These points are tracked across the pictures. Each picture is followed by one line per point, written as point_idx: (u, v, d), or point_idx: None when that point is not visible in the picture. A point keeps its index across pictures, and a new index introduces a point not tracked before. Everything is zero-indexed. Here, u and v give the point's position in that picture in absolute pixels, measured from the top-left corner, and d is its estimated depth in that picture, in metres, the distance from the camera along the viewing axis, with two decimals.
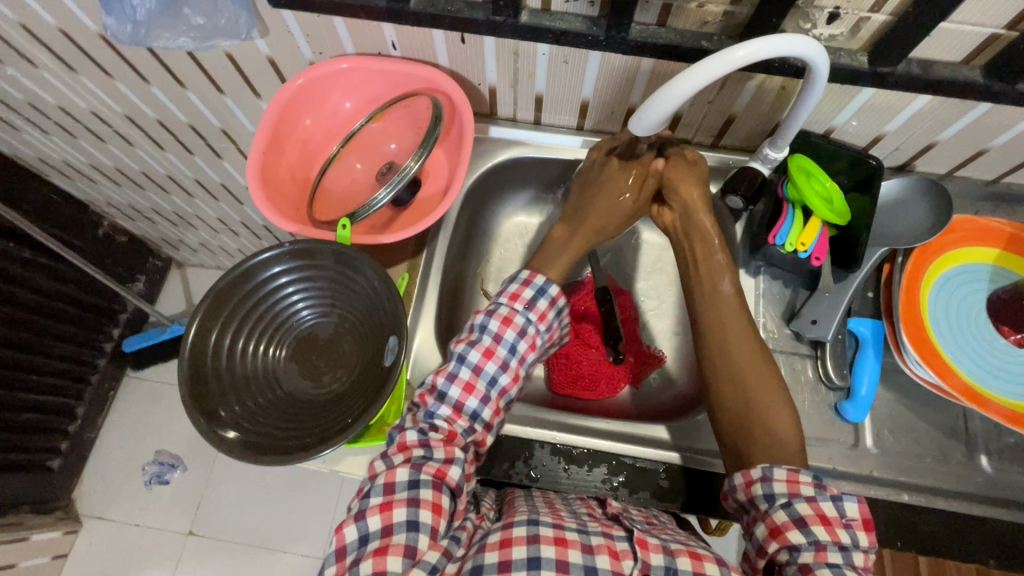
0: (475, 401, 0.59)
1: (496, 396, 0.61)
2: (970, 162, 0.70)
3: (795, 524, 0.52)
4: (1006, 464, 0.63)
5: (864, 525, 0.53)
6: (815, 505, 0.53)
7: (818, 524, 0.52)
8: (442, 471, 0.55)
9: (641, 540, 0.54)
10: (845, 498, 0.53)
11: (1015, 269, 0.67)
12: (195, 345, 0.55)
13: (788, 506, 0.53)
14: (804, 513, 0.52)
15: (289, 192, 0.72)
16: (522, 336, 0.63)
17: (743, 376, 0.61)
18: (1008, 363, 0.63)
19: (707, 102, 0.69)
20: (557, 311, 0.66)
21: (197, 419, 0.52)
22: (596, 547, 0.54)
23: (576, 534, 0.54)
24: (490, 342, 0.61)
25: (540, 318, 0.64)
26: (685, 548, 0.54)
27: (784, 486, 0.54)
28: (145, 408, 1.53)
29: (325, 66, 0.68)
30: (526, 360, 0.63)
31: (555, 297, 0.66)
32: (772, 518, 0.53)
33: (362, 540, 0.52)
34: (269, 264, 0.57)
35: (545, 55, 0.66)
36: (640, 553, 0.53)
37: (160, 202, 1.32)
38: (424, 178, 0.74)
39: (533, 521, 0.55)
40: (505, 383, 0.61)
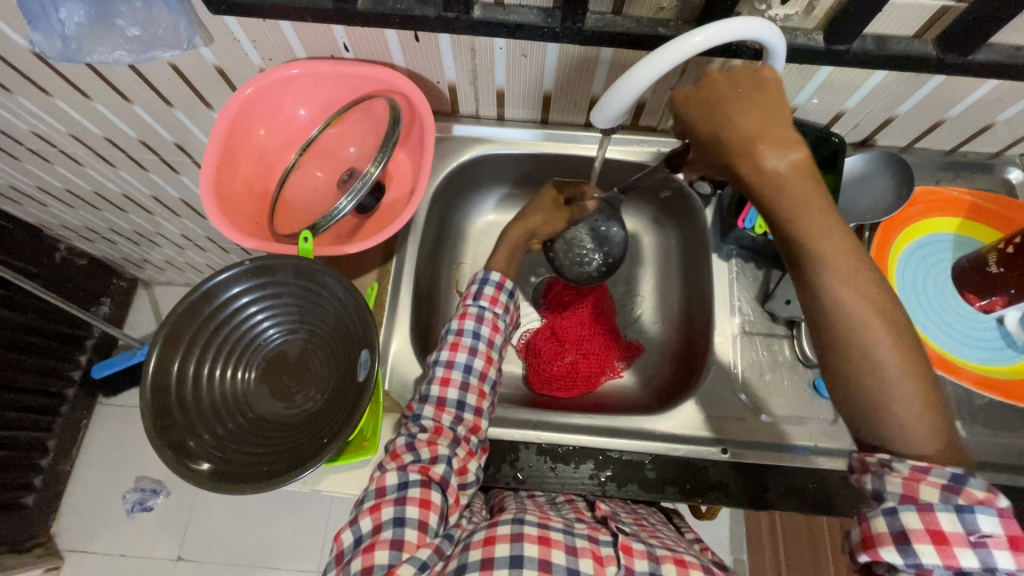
0: (454, 391, 0.61)
1: (476, 381, 0.62)
2: (928, 133, 0.72)
3: (896, 539, 0.43)
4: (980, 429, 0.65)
5: (1010, 545, 0.41)
6: (929, 519, 0.42)
7: (927, 543, 0.42)
8: (426, 467, 0.56)
9: (626, 546, 0.54)
10: (979, 511, 0.41)
11: (977, 236, 0.68)
12: (157, 375, 0.52)
13: (892, 513, 0.44)
14: (910, 526, 0.43)
15: (247, 206, 0.69)
16: (481, 323, 0.66)
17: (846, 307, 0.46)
18: (971, 329, 0.65)
19: (669, 88, 0.68)
20: (507, 293, 0.69)
21: (165, 453, 0.49)
22: (581, 549, 0.53)
23: (560, 534, 0.54)
24: (454, 338, 0.64)
25: (492, 303, 0.67)
26: (670, 555, 0.54)
27: (897, 485, 0.44)
28: (120, 435, 1.48)
29: (275, 73, 0.65)
30: (494, 342, 0.65)
31: (501, 281, 0.69)
32: (869, 524, 0.45)
33: (356, 542, 0.53)
34: (228, 284, 0.55)
35: (502, 49, 0.64)
36: (624, 559, 0.53)
37: (118, 222, 1.27)
38: (388, 183, 0.72)
39: (517, 520, 0.54)
40: (480, 368, 0.63)
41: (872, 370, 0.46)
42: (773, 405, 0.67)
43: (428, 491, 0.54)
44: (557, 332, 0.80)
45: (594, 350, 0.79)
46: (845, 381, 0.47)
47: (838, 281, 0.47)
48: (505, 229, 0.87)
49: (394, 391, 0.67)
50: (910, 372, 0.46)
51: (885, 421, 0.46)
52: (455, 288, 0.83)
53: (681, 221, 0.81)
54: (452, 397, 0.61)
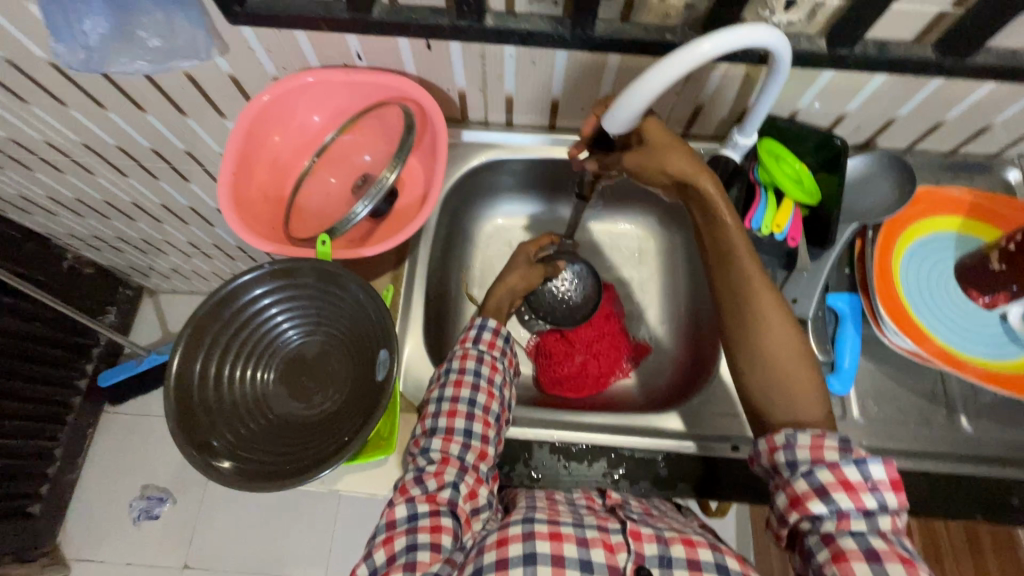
0: (460, 421, 0.59)
1: (481, 413, 0.60)
2: (928, 135, 0.73)
3: (817, 493, 0.49)
4: (986, 423, 0.66)
5: (892, 487, 0.49)
6: (838, 472, 0.49)
7: (840, 491, 0.49)
8: (433, 497, 0.56)
9: (635, 532, 0.55)
10: (870, 461, 0.49)
11: (979, 234, 0.69)
12: (180, 375, 0.53)
13: (809, 475, 0.50)
14: (826, 480, 0.49)
15: (263, 212, 0.70)
16: (481, 363, 0.64)
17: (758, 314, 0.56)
18: (976, 325, 0.66)
19: (675, 94, 0.70)
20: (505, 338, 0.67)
21: (189, 451, 0.50)
22: (592, 540, 0.54)
23: (570, 528, 0.55)
24: (456, 375, 0.62)
25: (491, 347, 0.66)
26: (678, 536, 0.55)
27: (807, 453, 0.51)
28: (126, 443, 1.49)
29: (291, 81, 0.67)
30: (495, 380, 0.63)
31: (498, 327, 0.67)
32: (794, 487, 0.51)
33: (372, 575, 0.54)
34: (249, 287, 0.56)
35: (512, 57, 0.66)
36: (634, 545, 0.54)
37: (126, 230, 1.28)
38: (400, 188, 0.73)
39: (528, 519, 0.55)
40: (483, 402, 0.61)
41: (766, 349, 0.56)
42: None
43: (438, 517, 0.55)
44: (566, 333, 0.81)
45: (604, 350, 0.80)
46: (749, 363, 0.57)
47: (740, 272, 0.57)
48: (513, 233, 0.89)
49: (408, 392, 0.68)
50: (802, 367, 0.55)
51: (781, 399, 0.55)
52: (465, 291, 0.84)
53: (687, 223, 0.82)
54: (459, 427, 0.59)
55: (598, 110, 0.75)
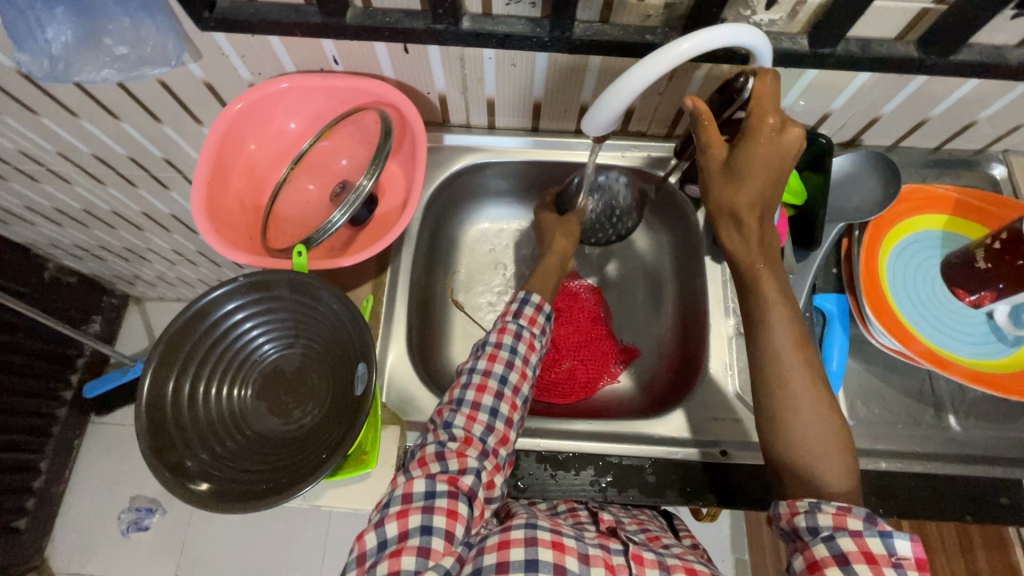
0: (488, 399, 0.59)
1: (510, 393, 0.60)
2: (913, 132, 0.73)
3: (836, 560, 0.47)
4: (973, 422, 0.66)
5: (918, 565, 0.47)
6: (861, 542, 0.47)
7: (862, 562, 0.47)
8: (455, 478, 0.54)
9: (637, 555, 0.54)
10: (895, 535, 0.47)
11: (964, 232, 0.69)
12: (152, 395, 0.51)
13: (830, 542, 0.48)
14: (847, 549, 0.47)
15: (240, 221, 0.68)
16: (518, 340, 0.63)
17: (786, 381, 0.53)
18: (962, 324, 0.65)
19: (658, 94, 0.69)
20: (546, 316, 0.66)
21: (163, 474, 0.48)
22: (593, 558, 0.54)
23: (573, 541, 0.54)
24: (491, 349, 0.62)
25: (531, 323, 0.65)
26: (680, 564, 0.54)
27: (829, 519, 0.48)
28: (113, 454, 1.46)
29: (265, 87, 0.66)
30: (530, 360, 0.63)
31: (540, 304, 0.67)
32: (812, 551, 0.48)
33: (381, 546, 0.51)
34: (222, 301, 0.54)
35: (492, 59, 0.65)
36: (635, 568, 0.53)
37: (108, 239, 1.25)
38: (381, 195, 0.72)
39: (530, 524, 0.54)
40: (514, 381, 0.61)
41: (793, 421, 0.53)
42: None
43: (456, 501, 0.53)
44: (554, 339, 0.80)
45: (592, 356, 0.79)
46: (775, 434, 0.53)
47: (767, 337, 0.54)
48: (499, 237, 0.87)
49: (392, 402, 0.67)
50: (836, 442, 0.52)
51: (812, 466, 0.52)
52: (451, 297, 0.83)
53: (673, 225, 0.82)
54: (487, 404, 0.59)
55: (579, 113, 0.74)
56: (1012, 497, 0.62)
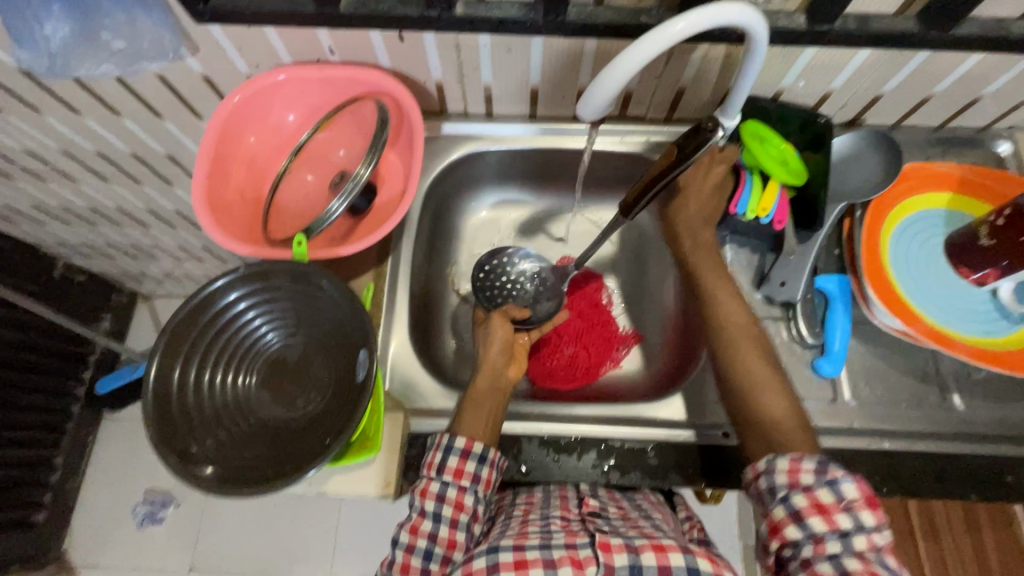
0: (422, 540, 0.57)
1: (438, 565, 0.57)
2: (916, 110, 0.72)
3: (793, 519, 0.53)
4: (978, 401, 0.65)
5: (867, 505, 0.52)
6: (811, 496, 0.53)
7: (816, 515, 0.52)
8: None
9: (603, 544, 0.54)
10: (842, 481, 0.53)
11: (968, 211, 0.68)
12: (159, 383, 0.53)
13: (787, 500, 0.54)
14: (800, 505, 0.53)
15: (240, 214, 0.69)
16: (443, 503, 0.58)
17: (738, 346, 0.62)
18: (966, 303, 0.65)
19: (656, 77, 0.69)
20: (474, 461, 0.59)
21: (170, 459, 0.50)
22: (559, 559, 0.54)
23: (536, 552, 0.54)
24: (414, 517, 0.58)
25: (457, 476, 0.59)
26: (648, 543, 0.55)
27: (784, 477, 0.54)
28: (127, 449, 1.49)
29: (262, 80, 0.66)
30: (457, 526, 0.58)
31: (467, 447, 0.59)
32: (773, 513, 0.55)
33: None
34: (224, 292, 0.55)
35: (487, 46, 0.65)
36: (603, 557, 0.54)
37: (114, 237, 1.27)
38: (380, 184, 0.72)
39: (492, 549, 0.55)
40: (449, 515, 0.59)
41: (751, 391, 0.60)
42: None
43: None
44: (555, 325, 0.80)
45: (593, 341, 0.80)
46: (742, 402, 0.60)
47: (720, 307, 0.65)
48: (500, 223, 0.88)
49: (395, 389, 0.68)
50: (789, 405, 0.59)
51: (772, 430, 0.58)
52: (453, 286, 0.83)
53: None
54: (420, 545, 0.57)
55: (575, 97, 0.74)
56: (1018, 475, 0.61)
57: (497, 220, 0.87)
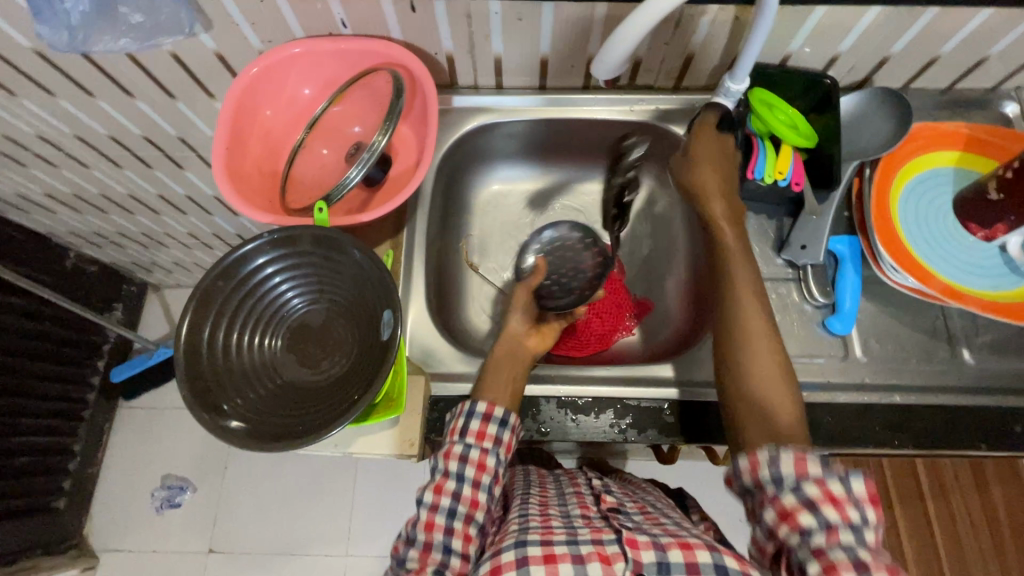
0: (446, 499, 0.57)
1: (462, 525, 0.56)
2: (923, 72, 0.73)
3: (806, 508, 0.49)
4: (987, 355, 0.66)
5: (872, 502, 0.49)
6: (824, 487, 0.49)
7: (828, 507, 0.48)
8: None
9: (630, 539, 0.52)
10: (852, 476, 0.50)
11: (976, 167, 0.69)
12: (189, 342, 0.54)
13: (797, 490, 0.49)
14: (813, 495, 0.49)
15: (259, 185, 0.70)
16: (466, 464, 0.58)
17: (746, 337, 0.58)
18: (978, 259, 0.66)
19: (664, 44, 0.69)
20: (496, 424, 0.60)
21: (201, 414, 0.52)
22: (587, 555, 0.51)
23: (565, 546, 0.51)
24: (439, 478, 0.58)
25: (479, 438, 0.59)
26: (674, 541, 0.52)
27: (791, 465, 0.50)
28: (143, 436, 1.51)
29: (278, 52, 0.67)
30: (481, 485, 0.58)
31: (488, 411, 0.60)
32: (782, 502, 0.50)
33: None
34: (252, 256, 0.57)
35: (498, 14, 0.65)
36: (630, 552, 0.50)
37: (125, 225, 1.28)
38: (394, 156, 0.73)
39: (520, 543, 0.52)
40: (472, 476, 0.58)
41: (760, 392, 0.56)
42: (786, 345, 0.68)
43: None
44: None
45: (606, 309, 0.80)
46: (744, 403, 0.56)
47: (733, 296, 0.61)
48: (509, 198, 0.88)
49: (415, 356, 0.69)
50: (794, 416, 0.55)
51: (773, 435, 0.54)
52: (465, 259, 0.85)
53: None
54: (444, 504, 0.57)
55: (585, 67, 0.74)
56: None
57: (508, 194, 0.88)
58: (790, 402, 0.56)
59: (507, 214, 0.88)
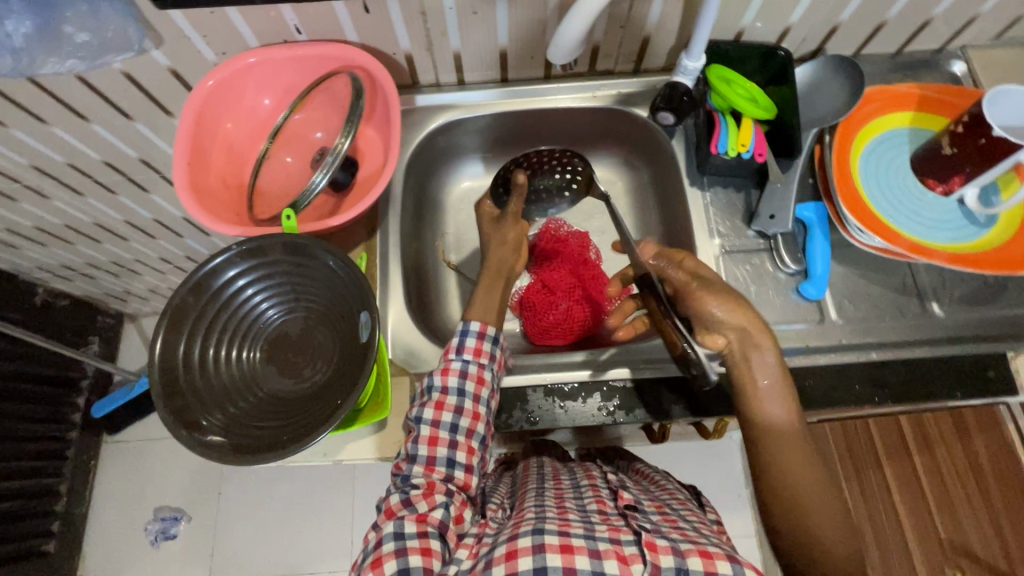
0: (447, 415, 0.58)
1: (465, 440, 0.58)
2: (872, 37, 0.74)
3: None
4: (956, 306, 0.68)
5: None
6: None
7: None
8: (423, 516, 0.53)
9: (649, 543, 0.48)
10: None
11: (929, 126, 0.71)
12: (164, 359, 0.53)
13: None
14: None
15: (225, 199, 0.69)
16: (466, 379, 0.59)
17: (788, 463, 0.53)
18: (939, 215, 0.68)
19: (620, 27, 0.70)
20: (491, 342, 0.61)
21: (180, 431, 0.51)
22: (604, 552, 0.48)
23: (582, 539, 0.48)
24: (439, 395, 0.59)
25: (477, 356, 0.60)
26: (694, 547, 0.48)
27: None
28: (131, 469, 1.47)
29: (233, 63, 0.66)
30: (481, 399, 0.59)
31: (482, 330, 0.62)
32: None
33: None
34: (222, 269, 0.56)
35: (453, 9, 0.65)
36: (650, 556, 0.47)
37: (94, 255, 1.25)
38: (361, 160, 0.73)
39: (538, 530, 0.49)
40: (467, 425, 0.58)
41: (811, 519, 0.51)
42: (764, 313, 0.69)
43: (427, 538, 0.51)
44: (548, 282, 0.80)
45: (587, 296, 0.80)
46: (790, 523, 0.52)
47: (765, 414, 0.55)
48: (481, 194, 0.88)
49: (398, 358, 0.68)
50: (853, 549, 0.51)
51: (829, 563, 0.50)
52: (442, 257, 0.85)
53: (651, 159, 0.83)
54: (445, 420, 0.58)
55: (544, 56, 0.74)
56: (999, 370, 0.65)
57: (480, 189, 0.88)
58: (843, 528, 0.52)
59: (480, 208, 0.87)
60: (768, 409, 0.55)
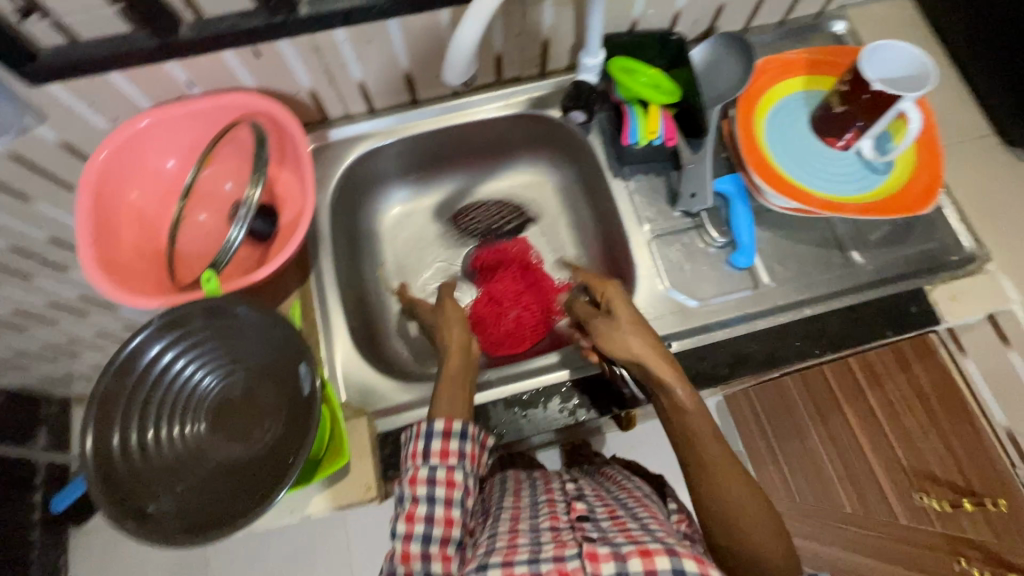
0: (419, 525, 0.53)
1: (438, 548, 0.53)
2: (757, 11, 0.78)
3: None
4: (874, 252, 0.73)
5: None
6: None
7: None
8: None
9: (590, 553, 0.47)
10: None
11: (821, 88, 0.75)
12: (96, 453, 0.50)
13: None
14: None
15: (142, 268, 0.66)
16: (434, 486, 0.55)
17: (709, 464, 0.55)
18: (842, 169, 0.71)
19: (517, 34, 0.71)
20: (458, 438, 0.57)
21: (126, 523, 0.48)
22: (545, 574, 0.46)
23: (523, 566, 0.47)
24: (408, 507, 0.54)
25: (444, 457, 0.56)
26: (635, 548, 0.47)
27: None
28: (105, 561, 1.39)
29: (123, 129, 0.63)
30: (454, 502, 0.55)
31: (447, 426, 0.57)
32: None
33: None
34: (145, 348, 0.53)
35: (346, 41, 0.65)
36: (591, 565, 0.46)
37: (24, 345, 1.18)
38: (280, 204, 0.71)
39: (474, 570, 0.47)
40: (439, 534, 0.53)
41: (740, 524, 0.52)
42: (702, 289, 0.72)
43: None
44: (495, 294, 0.82)
45: (534, 300, 0.81)
46: (721, 530, 0.53)
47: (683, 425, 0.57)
48: (413, 219, 0.88)
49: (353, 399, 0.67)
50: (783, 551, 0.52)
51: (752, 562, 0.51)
52: (386, 286, 0.84)
53: (575, 157, 0.84)
54: (418, 531, 0.53)
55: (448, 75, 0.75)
56: (921, 303, 0.69)
57: (410, 213, 0.88)
58: (774, 536, 0.52)
59: (414, 231, 0.88)
60: (683, 422, 0.57)
